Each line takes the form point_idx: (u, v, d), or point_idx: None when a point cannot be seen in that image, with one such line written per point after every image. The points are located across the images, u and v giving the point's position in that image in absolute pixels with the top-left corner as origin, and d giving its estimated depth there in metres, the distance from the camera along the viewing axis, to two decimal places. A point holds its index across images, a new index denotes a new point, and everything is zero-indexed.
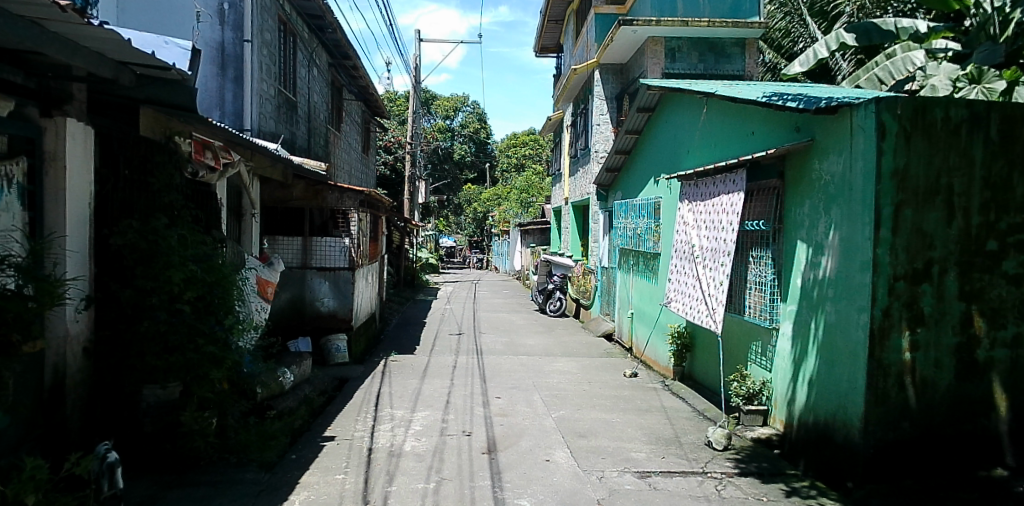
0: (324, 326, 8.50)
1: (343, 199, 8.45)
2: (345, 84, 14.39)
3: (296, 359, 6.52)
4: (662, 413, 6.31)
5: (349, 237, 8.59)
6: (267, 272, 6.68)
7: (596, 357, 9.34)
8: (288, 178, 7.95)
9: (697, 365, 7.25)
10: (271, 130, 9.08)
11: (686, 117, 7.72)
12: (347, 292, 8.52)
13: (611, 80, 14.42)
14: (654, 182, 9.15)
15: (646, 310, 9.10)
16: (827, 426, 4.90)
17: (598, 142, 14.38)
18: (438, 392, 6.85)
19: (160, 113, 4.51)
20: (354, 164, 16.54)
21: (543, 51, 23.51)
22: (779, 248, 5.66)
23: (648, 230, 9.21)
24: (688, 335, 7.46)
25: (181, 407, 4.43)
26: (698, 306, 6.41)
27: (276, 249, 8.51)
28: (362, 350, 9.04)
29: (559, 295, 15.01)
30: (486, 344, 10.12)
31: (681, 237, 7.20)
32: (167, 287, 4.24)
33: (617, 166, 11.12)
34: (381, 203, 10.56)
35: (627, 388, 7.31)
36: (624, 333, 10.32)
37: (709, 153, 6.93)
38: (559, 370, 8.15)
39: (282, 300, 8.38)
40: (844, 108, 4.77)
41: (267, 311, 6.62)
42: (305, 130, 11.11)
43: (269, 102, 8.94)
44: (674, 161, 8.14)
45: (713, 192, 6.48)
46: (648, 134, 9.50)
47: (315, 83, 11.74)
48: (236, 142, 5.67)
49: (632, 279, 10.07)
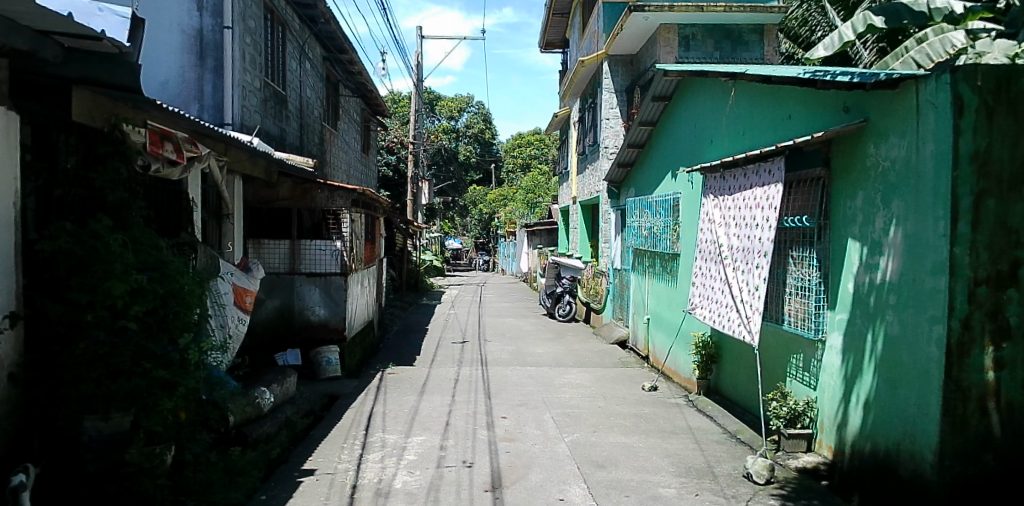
0: (315, 337, 7.83)
1: (334, 198, 7.74)
2: (342, 80, 13.77)
3: (278, 377, 5.85)
4: (690, 436, 5.57)
5: (341, 240, 7.91)
6: (244, 280, 6.02)
7: (611, 367, 8.62)
8: (272, 175, 7.27)
9: (725, 379, 6.54)
10: (256, 125, 8.42)
11: (708, 104, 7.01)
12: (339, 300, 7.85)
13: (620, 72, 13.69)
14: (671, 177, 8.43)
15: (665, 316, 8.40)
16: (889, 457, 4.16)
17: (607, 137, 13.68)
18: (436, 411, 6.14)
19: (101, 97, 3.80)
20: (353, 164, 15.88)
21: (548, 47, 22.85)
22: (824, 248, 4.93)
23: (665, 230, 8.51)
24: (714, 345, 6.76)
25: (129, 442, 3.64)
26: (729, 314, 5.70)
27: (261, 255, 7.78)
28: (357, 361, 8.37)
29: (568, 299, 14.28)
30: (491, 354, 9.41)
31: (706, 236, 6.48)
32: (107, 301, 3.50)
33: (629, 161, 10.38)
34: (377, 204, 9.88)
35: (647, 404, 6.57)
36: (640, 340, 9.61)
37: (738, 142, 6.21)
38: (571, 384, 7.43)
39: (268, 309, 7.71)
40: (908, 81, 4.03)
41: (245, 322, 5.97)
42: (297, 127, 10.45)
43: (254, 96, 8.29)
44: (695, 153, 7.42)
45: (744, 186, 5.76)
46: (664, 125, 8.77)
47: (308, 78, 11.11)
48: (203, 132, 4.98)
49: (648, 282, 9.36)
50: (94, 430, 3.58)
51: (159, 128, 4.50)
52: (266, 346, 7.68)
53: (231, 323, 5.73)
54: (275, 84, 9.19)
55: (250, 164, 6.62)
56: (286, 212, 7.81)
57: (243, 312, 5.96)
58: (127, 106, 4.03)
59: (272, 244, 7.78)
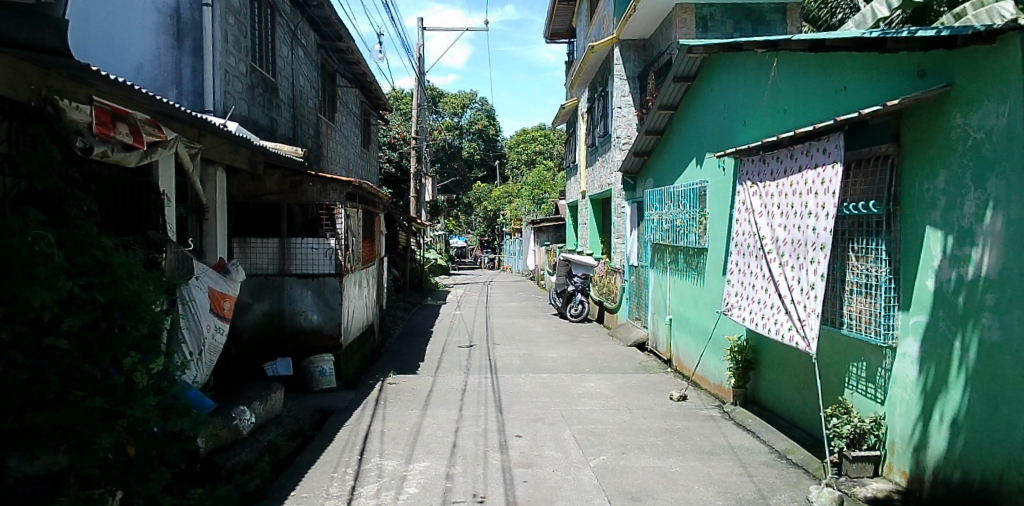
0: (307, 345, 7.11)
1: (327, 191, 7.09)
2: (339, 70, 13.04)
3: (262, 392, 5.17)
4: (734, 458, 4.84)
5: (336, 238, 7.21)
6: (222, 283, 5.32)
7: (632, 373, 7.89)
8: (256, 166, 6.60)
9: (767, 387, 5.84)
10: (242, 113, 7.71)
11: (743, 80, 6.29)
12: (334, 304, 7.16)
13: (632, 58, 12.94)
14: (696, 164, 7.70)
15: (691, 316, 7.70)
16: (990, 489, 3.42)
17: (619, 127, 12.92)
18: (442, 429, 5.43)
19: (25, 64, 3.06)
20: (353, 159, 15.20)
21: (554, 37, 22.14)
22: (895, 238, 4.19)
23: (689, 222, 7.79)
24: (751, 350, 6.05)
25: (61, 486, 2.96)
26: (775, 316, 4.98)
27: (247, 255, 7.09)
28: (354, 370, 7.66)
29: (581, 298, 13.53)
30: (501, 359, 8.68)
31: (743, 228, 5.74)
32: (32, 315, 2.78)
33: (647, 149, 9.61)
34: (375, 199, 9.17)
35: (678, 418, 5.83)
36: (662, 342, 8.89)
37: (781, 119, 5.47)
38: (590, 393, 6.69)
39: (255, 315, 7.02)
40: (1009, 34, 3.29)
41: (223, 332, 5.30)
42: (289, 118, 9.74)
43: (239, 82, 7.59)
44: (727, 135, 6.69)
45: (788, 168, 5.05)
46: (687, 108, 8.04)
47: (302, 66, 10.40)
48: (166, 113, 4.26)
49: (670, 280, 8.64)
50: (18, 471, 2.88)
51: (110, 106, 3.76)
52: (255, 354, 6.98)
53: (206, 332, 5.07)
54: (264, 70, 8.49)
55: (230, 154, 5.93)
56: (273, 207, 7.11)
57: (221, 319, 5.28)
58: (63, 75, 3.26)
59: (259, 242, 7.09)
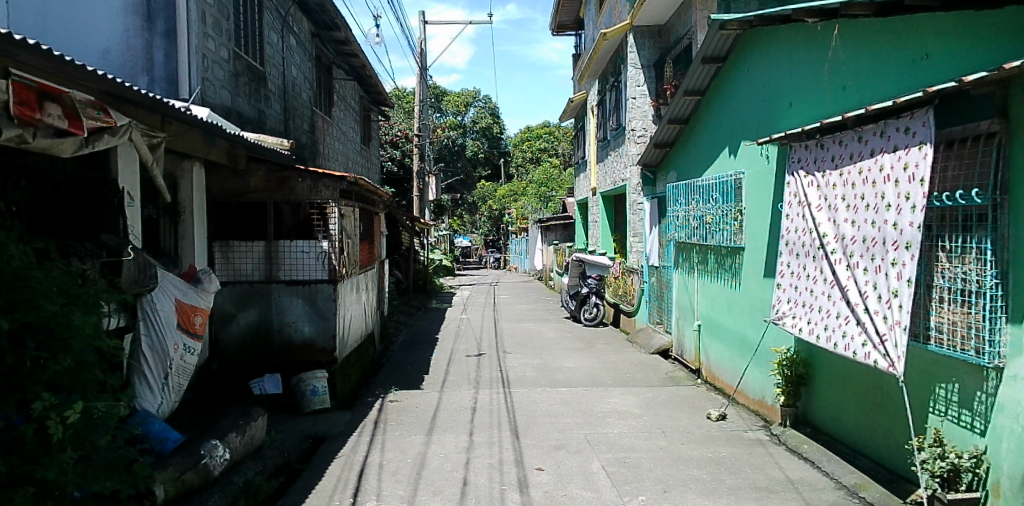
0: (299, 360, 6.38)
1: (318, 188, 6.35)
2: (335, 62, 12.28)
3: (239, 422, 4.43)
4: (798, 497, 4.10)
5: (329, 241, 6.43)
6: (193, 294, 4.58)
7: (660, 386, 7.13)
8: (237, 159, 5.89)
9: (826, 407, 5.09)
10: (224, 103, 6.97)
11: (791, 55, 5.51)
12: (328, 313, 6.41)
13: (647, 45, 12.15)
14: (729, 154, 6.93)
15: (726, 324, 6.94)
16: None
17: (634, 119, 12.11)
18: (449, 460, 4.68)
19: None
20: (351, 156, 14.44)
21: (560, 30, 21.40)
22: (1003, 234, 3.39)
23: (721, 219, 7.02)
24: (803, 363, 5.32)
25: None
26: (845, 328, 4.25)
27: (230, 261, 6.37)
28: (353, 386, 6.92)
29: (595, 301, 12.74)
30: (513, 371, 7.92)
31: (798, 224, 4.99)
32: None
33: (668, 140, 8.83)
34: (373, 197, 8.45)
35: (722, 444, 5.09)
36: (689, 350, 8.13)
37: (842, 97, 4.70)
38: (617, 412, 5.93)
39: (240, 327, 6.31)
40: None
41: (194, 352, 4.56)
42: (281, 111, 9.01)
43: (221, 69, 6.85)
44: (770, 120, 5.91)
45: (857, 152, 4.31)
46: (718, 92, 7.27)
47: (295, 56, 9.65)
48: (113, 92, 3.54)
49: (698, 282, 7.88)
50: None
51: (34, 81, 3.04)
52: (241, 370, 6.28)
53: (172, 353, 4.33)
54: (250, 58, 7.74)
55: (205, 145, 5.20)
56: (259, 206, 6.39)
57: (191, 337, 4.53)
58: None
59: (243, 246, 6.36)
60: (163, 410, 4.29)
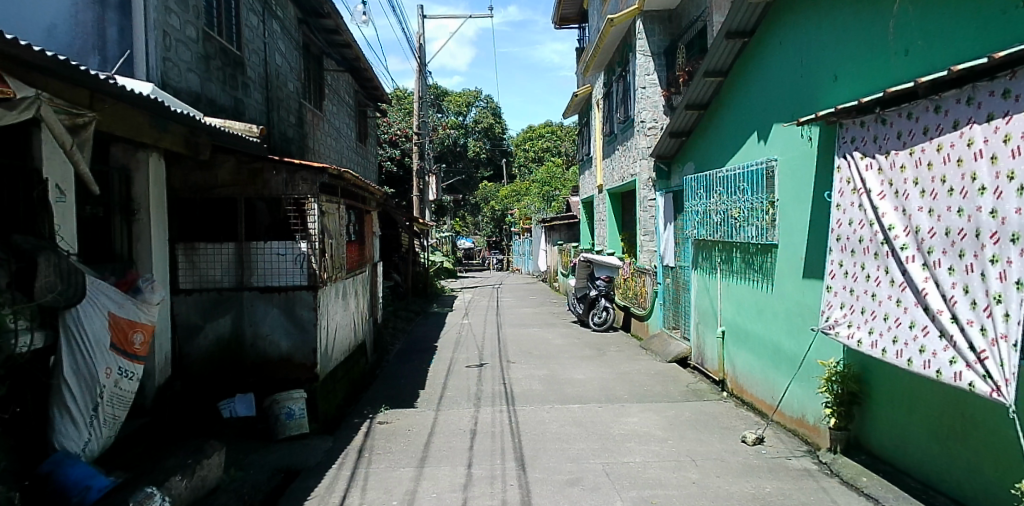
0: (276, 377, 5.64)
1: (294, 181, 5.59)
2: (326, 53, 11.52)
3: (188, 462, 3.73)
4: None
5: (308, 241, 5.66)
6: (131, 307, 3.77)
7: (683, 401, 6.36)
8: (200, 149, 5.15)
9: (884, 432, 4.33)
10: (192, 89, 6.22)
11: (841, 19, 4.74)
12: (308, 324, 5.66)
13: (657, 31, 11.38)
14: (758, 140, 6.18)
15: (756, 331, 6.19)
16: None
17: (643, 110, 11.31)
18: (442, 501, 3.93)
19: None
20: (345, 153, 13.66)
21: (563, 23, 20.67)
22: None
23: (749, 212, 6.25)
24: (855, 378, 4.56)
25: None
26: (923, 341, 3.52)
27: (197, 266, 5.62)
28: (338, 404, 6.18)
29: (605, 304, 11.95)
30: (518, 384, 7.14)
31: (856, 216, 4.23)
32: None
33: (684, 128, 8.07)
34: (363, 193, 7.70)
35: (764, 477, 4.33)
36: (712, 360, 7.36)
37: (908, 64, 3.95)
38: (637, 435, 5.17)
39: (207, 340, 5.58)
40: None
41: (132, 376, 3.79)
42: (262, 101, 8.26)
43: (187, 49, 6.11)
44: (812, 97, 5.15)
45: (933, 126, 3.56)
46: (745, 70, 6.50)
47: (278, 42, 8.91)
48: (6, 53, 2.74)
49: (722, 284, 7.11)
50: None
51: None
52: (209, 388, 5.56)
53: (102, 379, 3.57)
54: (223, 40, 7.00)
55: (158, 132, 4.47)
56: (229, 202, 5.65)
57: (129, 360, 3.75)
58: None
59: (210, 248, 5.61)
60: (91, 449, 3.55)
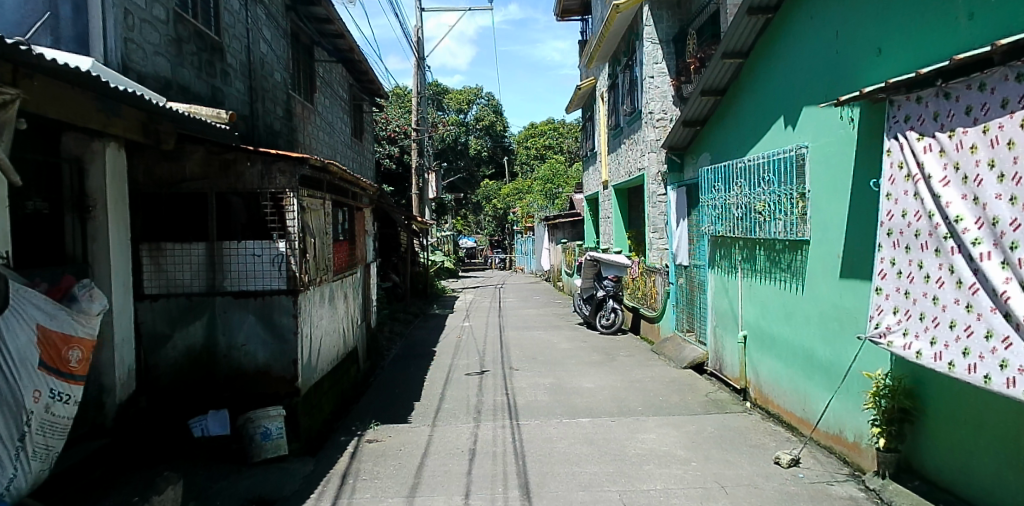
0: (252, 392, 5.08)
1: (271, 173, 5.05)
2: (317, 43, 10.96)
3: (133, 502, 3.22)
4: None
5: (286, 241, 5.09)
6: (65, 318, 3.18)
7: (704, 414, 5.79)
8: (162, 138, 4.58)
9: (942, 454, 3.75)
10: (161, 74, 5.66)
11: None
12: (287, 332, 5.10)
13: (666, 17, 10.77)
14: (786, 126, 5.60)
15: (784, 335, 5.61)
16: None
17: (651, 100, 10.71)
18: None
19: None
20: (340, 149, 13.12)
21: (565, 14, 20.08)
22: None
23: (774, 206, 5.67)
24: (907, 392, 3.97)
25: None
26: (1006, 355, 2.92)
27: (163, 269, 5.05)
28: (323, 419, 5.64)
29: (613, 305, 11.37)
30: (522, 395, 6.57)
31: (912, 207, 3.65)
32: None
33: (699, 116, 7.49)
34: (353, 188, 7.16)
35: None
36: (732, 367, 6.79)
37: (977, 28, 3.38)
38: (657, 456, 4.61)
39: (176, 351, 5.01)
40: None
41: (69, 400, 3.19)
42: (245, 90, 7.70)
43: (154, 30, 5.55)
44: (852, 73, 4.57)
45: (1014, 97, 2.95)
46: (769, 49, 5.93)
47: (263, 29, 8.33)
48: None
49: (743, 284, 6.54)
50: None
51: None
52: (178, 404, 5.01)
53: (30, 405, 2.96)
54: (198, 23, 6.44)
55: (108, 115, 3.89)
56: (199, 198, 5.10)
57: (64, 380, 3.15)
58: None
59: (178, 249, 5.04)
60: (17, 488, 2.94)
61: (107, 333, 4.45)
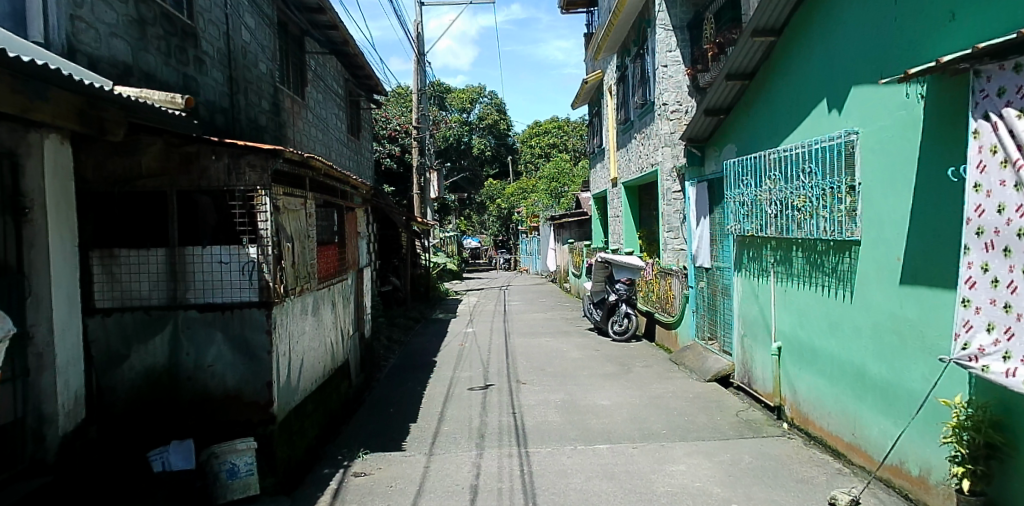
0: (220, 418, 4.42)
1: (239, 168, 4.38)
2: (307, 35, 10.30)
3: None
4: None
5: (258, 246, 4.44)
6: None
7: (736, 438, 5.11)
8: (110, 127, 3.93)
9: None
10: (119, 58, 5.01)
11: None
12: (259, 350, 4.43)
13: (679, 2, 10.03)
14: (829, 110, 4.92)
15: (829, 349, 4.92)
16: None
17: (665, 92, 9.97)
18: None
19: None
20: (335, 146, 12.45)
21: (569, 7, 19.36)
22: None
23: (815, 202, 4.98)
24: (994, 425, 3.28)
25: None
26: None
27: (116, 280, 4.38)
28: (306, 448, 4.98)
29: (625, 310, 10.70)
30: (531, 415, 5.90)
31: (1011, 199, 2.96)
32: None
33: (723, 104, 6.81)
34: (341, 187, 6.49)
35: None
36: (763, 381, 6.10)
37: None
38: (691, 496, 3.93)
39: (134, 372, 4.37)
40: None
41: None
42: (223, 80, 7.03)
43: (109, 8, 4.88)
44: (915, 43, 3.89)
45: None
46: (807, 23, 5.24)
47: (245, 16, 7.66)
48: None
49: (776, 289, 5.86)
50: None
51: None
52: (136, 433, 4.37)
53: None
54: (165, 4, 5.79)
55: (29, 97, 3.22)
56: (158, 198, 4.46)
57: None
58: None
59: (134, 256, 4.39)
60: None
61: (48, 355, 3.77)
